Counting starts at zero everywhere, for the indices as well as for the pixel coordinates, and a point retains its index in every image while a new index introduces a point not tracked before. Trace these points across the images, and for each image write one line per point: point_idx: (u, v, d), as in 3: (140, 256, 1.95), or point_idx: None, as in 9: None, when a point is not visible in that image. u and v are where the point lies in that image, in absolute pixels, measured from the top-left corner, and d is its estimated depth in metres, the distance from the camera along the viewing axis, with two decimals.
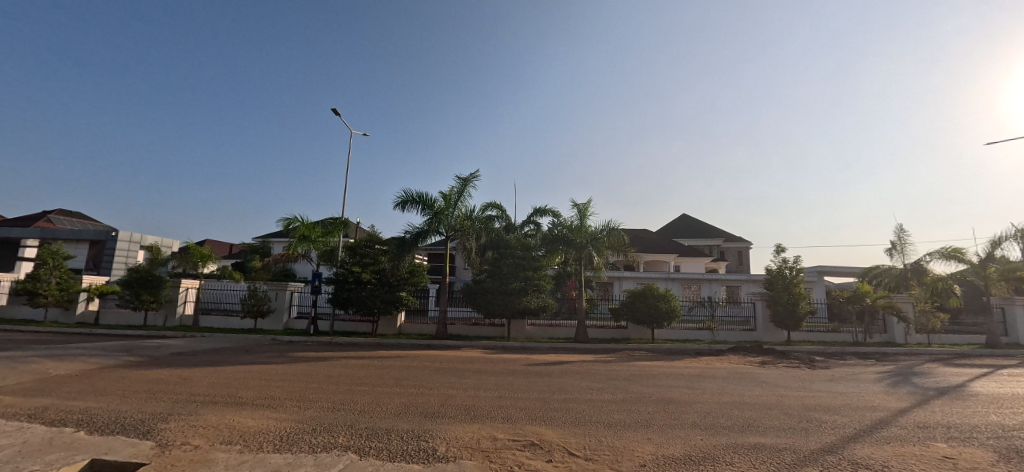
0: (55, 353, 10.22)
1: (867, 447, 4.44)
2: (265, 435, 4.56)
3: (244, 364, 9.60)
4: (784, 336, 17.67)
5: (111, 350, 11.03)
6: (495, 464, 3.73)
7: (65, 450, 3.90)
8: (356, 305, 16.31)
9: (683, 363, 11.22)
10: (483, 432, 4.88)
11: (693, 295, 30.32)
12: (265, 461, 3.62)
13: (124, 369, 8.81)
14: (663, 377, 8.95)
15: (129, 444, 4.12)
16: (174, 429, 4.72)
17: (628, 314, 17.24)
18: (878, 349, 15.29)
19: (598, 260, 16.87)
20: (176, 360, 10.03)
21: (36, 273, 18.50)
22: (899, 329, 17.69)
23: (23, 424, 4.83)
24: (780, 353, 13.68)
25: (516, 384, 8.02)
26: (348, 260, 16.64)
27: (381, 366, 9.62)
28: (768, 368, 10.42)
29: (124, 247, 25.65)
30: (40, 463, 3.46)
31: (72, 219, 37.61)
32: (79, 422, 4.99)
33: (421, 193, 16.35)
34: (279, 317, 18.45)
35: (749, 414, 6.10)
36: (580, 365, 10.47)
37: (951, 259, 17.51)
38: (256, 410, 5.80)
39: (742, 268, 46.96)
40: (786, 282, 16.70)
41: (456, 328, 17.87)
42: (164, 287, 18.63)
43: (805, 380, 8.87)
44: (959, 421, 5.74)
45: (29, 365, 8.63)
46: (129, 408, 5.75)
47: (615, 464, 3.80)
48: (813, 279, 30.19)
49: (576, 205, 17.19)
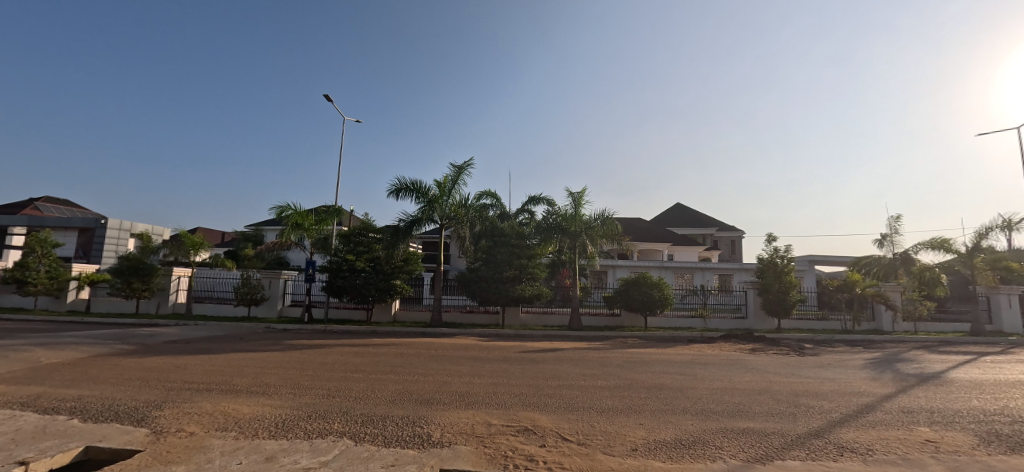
0: (48, 341, 10.15)
1: (852, 431, 4.55)
2: (260, 422, 4.58)
3: (240, 351, 9.61)
4: (774, 324, 17.96)
5: (103, 339, 10.93)
6: (489, 450, 3.78)
7: (60, 437, 3.92)
8: (350, 293, 16.23)
9: (676, 350, 11.36)
10: (478, 418, 4.94)
11: (686, 283, 30.70)
12: (259, 448, 3.65)
13: (117, 357, 8.75)
14: (656, 364, 9.08)
15: (124, 431, 4.12)
16: (169, 417, 4.73)
17: (622, 302, 17.33)
18: (866, 337, 15.58)
19: (592, 249, 17.00)
20: (170, 348, 9.97)
21: (24, 261, 18.22)
22: (886, 317, 18.02)
23: (14, 413, 4.80)
24: (771, 340, 13.92)
25: (510, 371, 8.11)
26: (342, 248, 16.54)
27: (376, 353, 9.65)
28: (759, 355, 10.57)
29: (114, 235, 25.31)
30: (34, 451, 3.47)
31: (60, 205, 37.11)
32: (72, 411, 4.97)
33: (416, 181, 16.24)
34: (272, 305, 18.39)
35: (739, 399, 6.22)
36: (573, 352, 10.57)
37: (938, 248, 17.77)
38: (251, 397, 5.82)
39: (734, 257, 47.24)
40: (778, 271, 16.84)
41: (450, 315, 18.01)
42: (157, 275, 18.44)
43: (794, 367, 9.03)
44: (943, 406, 5.89)
45: (20, 354, 8.55)
46: (123, 396, 5.74)
47: (608, 448, 3.88)
48: (804, 268, 30.44)
49: (571, 193, 17.13)
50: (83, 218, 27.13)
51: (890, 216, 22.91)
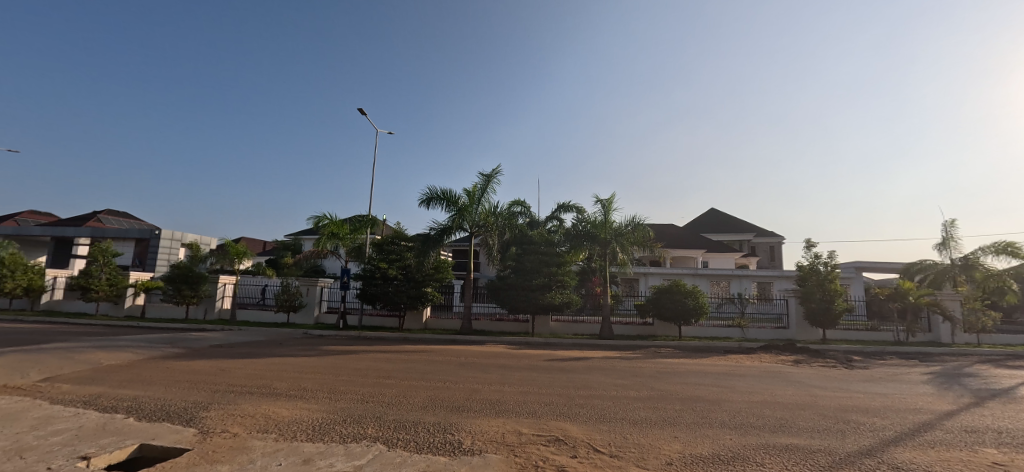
0: (106, 344, 10.90)
1: (909, 451, 4.23)
2: (298, 425, 4.75)
3: (278, 356, 10.00)
4: (819, 335, 16.96)
5: (156, 342, 11.66)
6: (520, 459, 3.76)
7: (117, 434, 4.19)
8: (382, 300, 16.62)
9: (713, 361, 10.97)
10: (507, 426, 4.93)
11: (722, 291, 29.61)
12: (298, 450, 3.77)
13: (167, 360, 9.29)
14: (690, 375, 8.79)
15: (174, 431, 4.36)
16: (214, 418, 4.97)
17: (654, 310, 16.95)
18: (922, 349, 14.49)
19: (623, 256, 16.67)
20: (215, 352, 10.48)
21: (88, 270, 19.77)
22: (945, 328, 16.63)
23: (79, 410, 5.20)
24: (816, 352, 13.17)
25: (540, 380, 8.04)
26: (374, 257, 16.97)
27: (407, 360, 9.80)
28: (802, 368, 10.04)
29: (167, 245, 27.03)
30: (94, 447, 3.72)
31: (120, 217, 40.01)
32: (128, 410, 5.32)
33: (445, 190, 16.50)
34: (309, 312, 19.06)
35: (782, 413, 5.92)
36: (604, 361, 10.37)
37: (1003, 254, 16.48)
38: (289, 401, 6.04)
39: (774, 264, 45.27)
40: (820, 279, 15.96)
41: (480, 324, 18.12)
42: (204, 283, 19.48)
43: (842, 381, 8.51)
44: (1012, 426, 5.38)
45: (85, 356, 9.25)
46: (174, 397, 6.10)
47: (642, 461, 3.77)
48: (851, 274, 28.80)
49: (600, 199, 16.96)
50: (139, 229, 29.11)
51: (946, 221, 21.45)
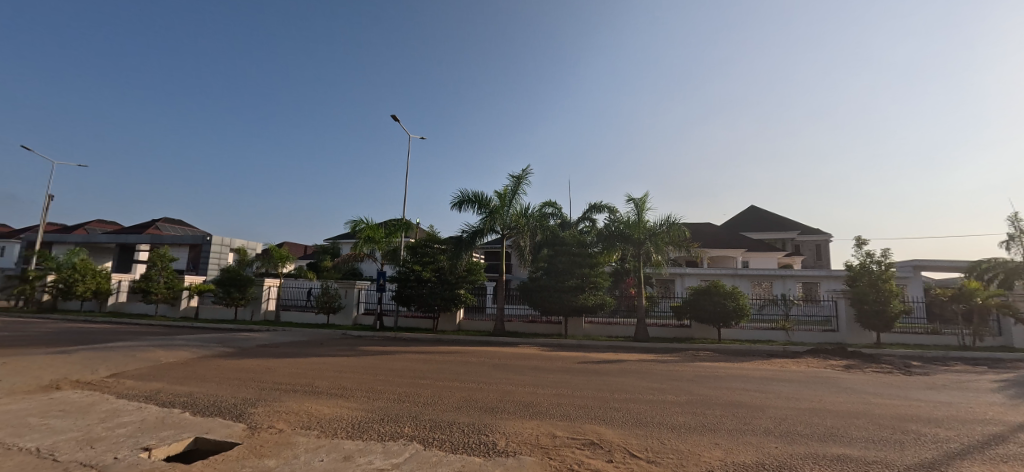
0: (164, 343, 11.72)
1: (978, 466, 3.89)
2: (339, 423, 4.92)
3: (319, 356, 10.40)
4: (873, 338, 15.91)
5: (208, 341, 12.43)
6: (554, 461, 3.74)
7: (176, 427, 4.50)
8: (417, 302, 16.97)
9: (755, 365, 10.52)
10: (541, 429, 4.92)
11: (764, 292, 28.36)
12: (339, 447, 3.91)
13: (218, 358, 9.88)
14: (731, 379, 8.46)
15: (226, 425, 4.63)
16: (261, 414, 5.23)
17: (690, 312, 16.44)
18: (991, 355, 13.31)
19: (658, 256, 16.29)
20: (261, 351, 11.04)
21: (149, 274, 21.33)
22: (1017, 332, 15.21)
23: (142, 405, 5.61)
24: (870, 356, 12.38)
25: (573, 382, 7.96)
26: (409, 259, 17.37)
27: (441, 361, 9.94)
28: (855, 373, 9.45)
29: (217, 250, 28.74)
30: (156, 439, 4.01)
31: (176, 225, 42.96)
32: (185, 405, 5.69)
33: (477, 193, 16.67)
34: (347, 313, 19.72)
35: (832, 422, 5.59)
36: (639, 364, 10.14)
37: None
38: (330, 399, 6.27)
39: (820, 263, 42.82)
40: (872, 278, 15.04)
41: (512, 325, 18.19)
42: (250, 285, 20.55)
43: (900, 388, 7.94)
44: None
45: (147, 354, 9.99)
46: (224, 393, 6.47)
47: (681, 468, 3.67)
48: (908, 274, 26.89)
49: (632, 199, 16.65)
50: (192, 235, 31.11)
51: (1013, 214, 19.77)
